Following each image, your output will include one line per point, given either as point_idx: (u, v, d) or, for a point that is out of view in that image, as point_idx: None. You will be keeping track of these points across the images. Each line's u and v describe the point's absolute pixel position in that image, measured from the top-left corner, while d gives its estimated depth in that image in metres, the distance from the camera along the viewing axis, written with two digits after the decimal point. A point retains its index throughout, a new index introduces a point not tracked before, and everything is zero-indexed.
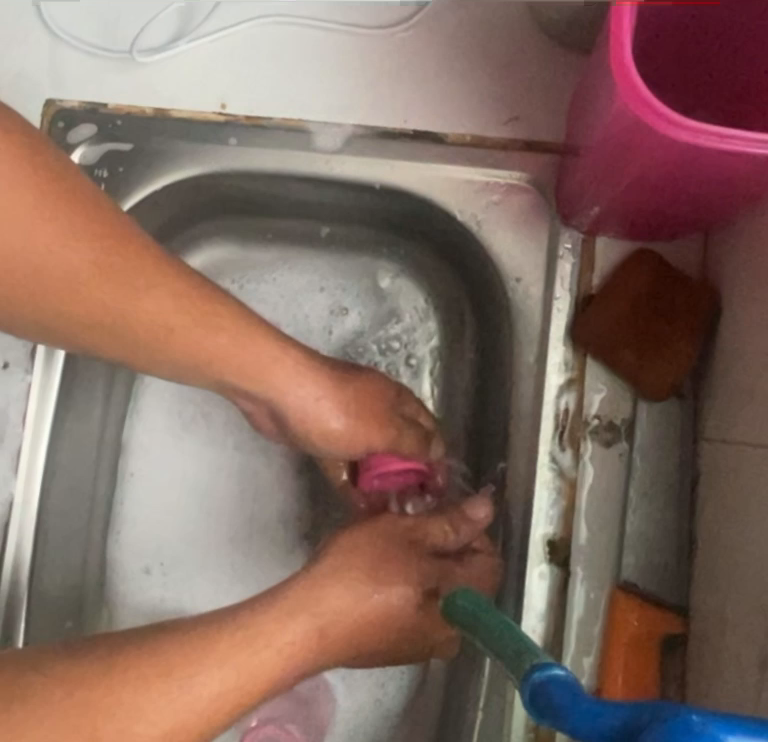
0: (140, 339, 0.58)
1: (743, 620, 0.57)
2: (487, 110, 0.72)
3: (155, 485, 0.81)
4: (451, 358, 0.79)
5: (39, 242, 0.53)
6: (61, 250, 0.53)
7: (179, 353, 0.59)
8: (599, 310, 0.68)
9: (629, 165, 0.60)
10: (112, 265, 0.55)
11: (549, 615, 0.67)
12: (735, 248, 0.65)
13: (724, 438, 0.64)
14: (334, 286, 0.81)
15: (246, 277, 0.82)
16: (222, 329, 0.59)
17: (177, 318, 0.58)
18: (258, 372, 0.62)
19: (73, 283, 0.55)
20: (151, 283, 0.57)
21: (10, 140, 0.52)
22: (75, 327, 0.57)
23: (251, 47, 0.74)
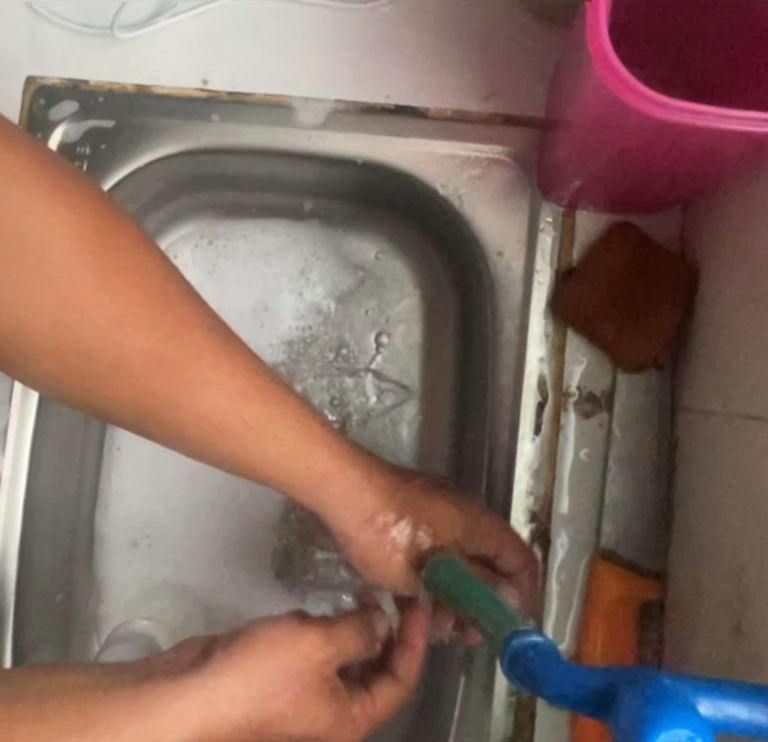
0: (177, 419, 0.56)
1: (718, 584, 0.59)
2: (467, 84, 0.72)
3: (141, 457, 0.82)
4: (424, 340, 0.80)
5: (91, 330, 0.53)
6: (115, 337, 0.53)
7: (235, 453, 0.57)
8: (579, 284, 0.69)
9: (607, 139, 0.60)
10: (166, 349, 0.54)
11: (530, 585, 0.69)
12: (712, 219, 0.66)
13: (701, 408, 0.65)
14: (308, 247, 0.82)
15: (215, 232, 0.82)
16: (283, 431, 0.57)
17: (224, 410, 0.55)
18: (293, 465, 0.58)
19: (80, 323, 0.53)
20: (158, 333, 0.53)
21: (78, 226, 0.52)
22: (118, 398, 0.55)
23: (233, 23, 0.74)
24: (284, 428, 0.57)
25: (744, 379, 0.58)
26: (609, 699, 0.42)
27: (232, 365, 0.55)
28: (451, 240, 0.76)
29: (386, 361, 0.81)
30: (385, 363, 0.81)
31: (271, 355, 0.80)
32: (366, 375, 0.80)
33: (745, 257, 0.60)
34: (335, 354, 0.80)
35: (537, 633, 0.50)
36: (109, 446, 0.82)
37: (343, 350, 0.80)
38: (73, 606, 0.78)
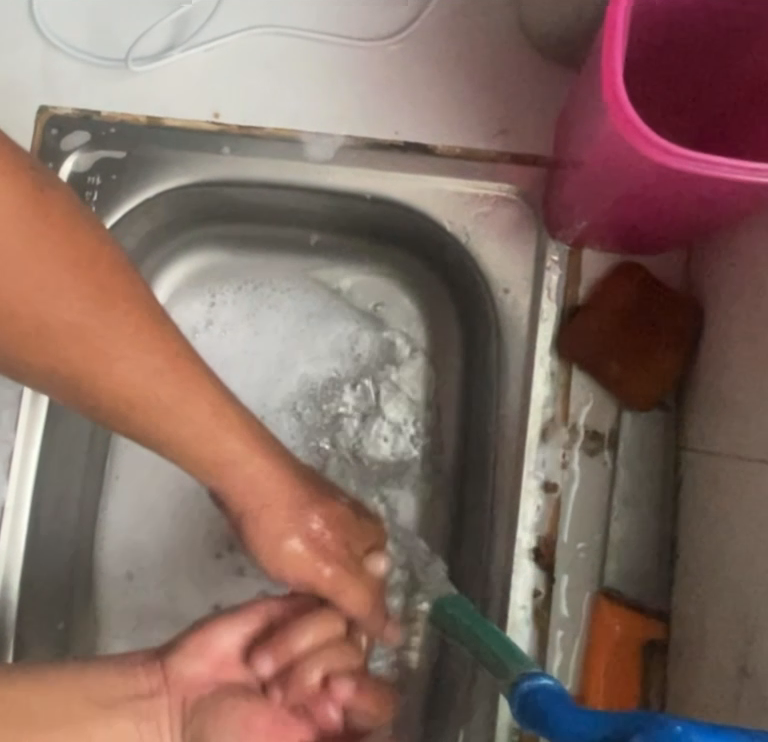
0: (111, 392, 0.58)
1: (723, 627, 0.59)
2: (474, 123, 0.73)
3: (140, 483, 0.82)
4: (436, 381, 0.81)
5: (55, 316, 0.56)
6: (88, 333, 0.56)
7: (153, 426, 0.60)
8: (587, 322, 0.69)
9: (617, 180, 0.61)
10: (124, 354, 0.57)
11: (535, 623, 0.69)
12: (718, 260, 0.66)
13: (705, 447, 0.65)
14: (336, 291, 0.83)
15: (259, 280, 0.83)
16: (219, 427, 0.61)
17: (163, 394, 0.58)
18: (222, 448, 0.61)
19: (44, 325, 0.56)
20: (147, 349, 0.58)
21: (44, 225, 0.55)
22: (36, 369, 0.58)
23: (244, 56, 0.75)
24: (225, 435, 0.61)
25: (749, 420, 0.59)
26: None
27: (180, 367, 0.59)
28: (466, 290, 0.76)
29: (401, 414, 0.81)
30: (411, 407, 0.81)
31: (301, 409, 0.81)
32: (393, 424, 0.81)
33: (751, 300, 0.61)
34: (352, 409, 0.81)
35: (547, 676, 0.50)
36: (109, 477, 0.81)
37: (372, 401, 0.81)
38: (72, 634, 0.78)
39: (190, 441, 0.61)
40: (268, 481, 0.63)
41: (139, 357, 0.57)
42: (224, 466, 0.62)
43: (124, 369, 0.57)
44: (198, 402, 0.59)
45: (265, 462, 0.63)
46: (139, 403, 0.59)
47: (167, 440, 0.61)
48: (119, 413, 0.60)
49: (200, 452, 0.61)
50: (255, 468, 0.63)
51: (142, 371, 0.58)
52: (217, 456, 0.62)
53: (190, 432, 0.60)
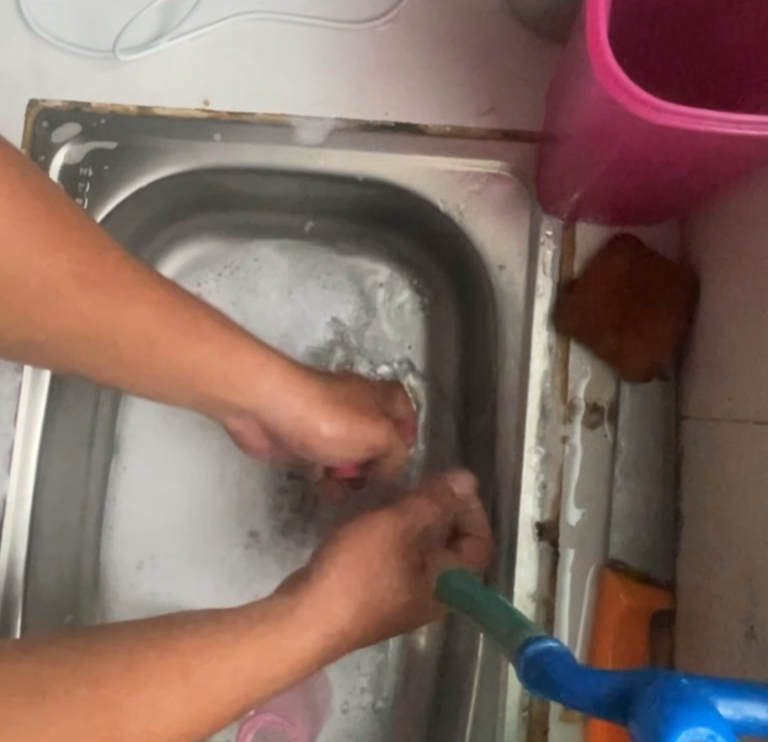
0: (111, 344, 0.57)
1: (729, 591, 0.59)
2: (464, 100, 0.73)
3: (141, 472, 0.82)
4: (433, 361, 0.81)
5: (46, 278, 0.53)
6: (81, 288, 0.54)
7: (165, 374, 0.60)
8: (583, 296, 0.69)
9: (606, 149, 0.61)
10: (128, 308, 0.56)
11: (542, 598, 0.69)
12: (712, 228, 0.66)
13: (706, 414, 0.65)
14: (331, 277, 0.83)
15: (237, 261, 0.83)
16: (226, 354, 0.61)
17: (158, 331, 0.58)
18: (160, 338, 0.58)
19: (47, 293, 0.54)
20: (147, 295, 0.57)
21: (12, 185, 0.51)
22: (48, 341, 0.56)
23: (232, 44, 0.75)
24: (233, 367, 0.61)
25: (748, 381, 0.59)
26: (627, 703, 0.42)
27: (176, 307, 0.58)
28: (462, 273, 0.77)
29: (402, 387, 0.81)
30: (410, 387, 0.81)
31: None
32: None
33: (745, 263, 0.61)
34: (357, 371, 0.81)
35: (553, 639, 0.50)
36: (115, 468, 0.81)
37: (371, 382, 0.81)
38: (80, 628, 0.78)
39: (199, 377, 0.61)
40: (221, 369, 0.61)
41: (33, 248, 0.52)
42: (234, 387, 0.62)
43: (130, 321, 0.56)
44: (207, 338, 0.60)
45: (209, 348, 0.60)
46: (155, 357, 0.59)
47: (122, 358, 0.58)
48: (28, 334, 0.55)
49: (202, 385, 0.62)
50: (199, 357, 0.60)
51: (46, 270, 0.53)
52: (154, 351, 0.58)
53: (122, 336, 0.57)
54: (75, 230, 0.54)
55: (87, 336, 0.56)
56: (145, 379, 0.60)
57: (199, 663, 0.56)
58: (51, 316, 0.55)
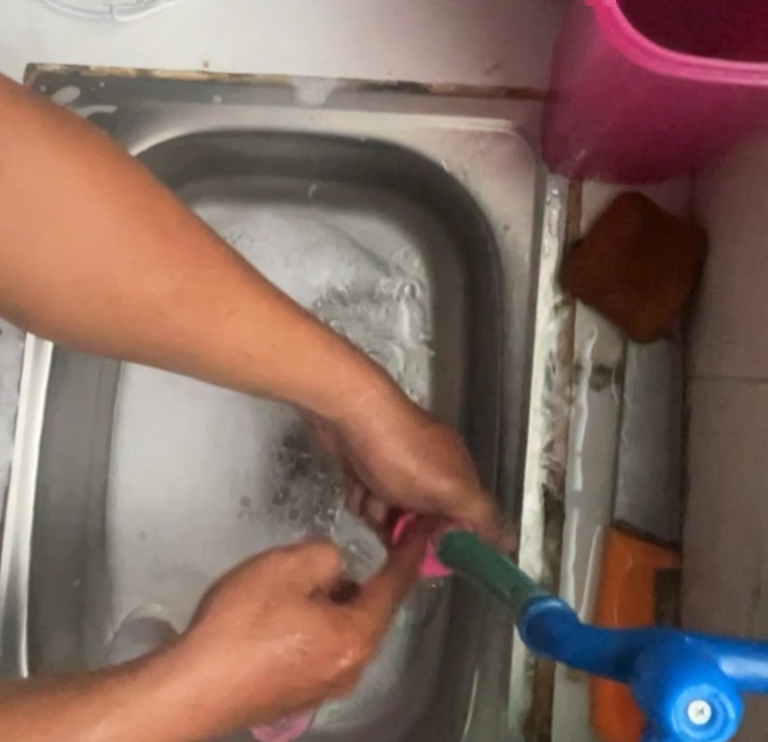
0: (212, 356, 0.55)
1: (736, 551, 0.58)
2: (469, 58, 0.72)
3: (147, 439, 0.82)
4: (439, 325, 0.80)
5: (142, 291, 0.51)
6: (176, 299, 0.52)
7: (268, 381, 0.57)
8: (588, 256, 0.69)
9: (610, 103, 0.59)
10: (231, 321, 0.53)
11: (547, 560, 0.68)
12: (720, 184, 0.65)
13: (714, 373, 0.64)
14: (334, 240, 0.82)
15: (240, 228, 0.82)
16: (326, 365, 0.58)
17: (261, 344, 0.55)
18: (261, 354, 0.55)
19: (149, 305, 0.51)
20: (252, 306, 0.54)
21: (114, 200, 0.50)
22: (143, 344, 0.54)
23: (232, 4, 0.74)
24: (332, 382, 0.58)
25: (757, 339, 0.58)
26: (629, 664, 0.42)
27: (281, 314, 0.55)
28: (469, 239, 0.76)
29: (408, 352, 0.80)
30: (416, 352, 0.80)
31: None
32: (398, 368, 0.80)
33: (753, 219, 0.60)
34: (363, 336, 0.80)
35: (555, 599, 0.49)
36: (119, 437, 0.81)
37: (376, 346, 0.80)
38: (87, 594, 0.78)
39: (298, 387, 0.58)
40: (314, 380, 0.58)
41: (132, 255, 0.50)
42: (327, 398, 0.59)
43: (232, 335, 0.54)
44: (310, 350, 0.57)
45: (310, 363, 0.57)
46: (245, 370, 0.56)
47: (206, 360, 0.55)
48: (120, 339, 0.53)
49: (305, 394, 0.59)
50: (299, 371, 0.57)
51: (144, 278, 0.51)
52: (252, 363, 0.55)
53: (221, 350, 0.54)
54: (178, 244, 0.51)
55: (185, 346, 0.54)
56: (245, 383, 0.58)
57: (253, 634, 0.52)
58: (144, 326, 0.52)
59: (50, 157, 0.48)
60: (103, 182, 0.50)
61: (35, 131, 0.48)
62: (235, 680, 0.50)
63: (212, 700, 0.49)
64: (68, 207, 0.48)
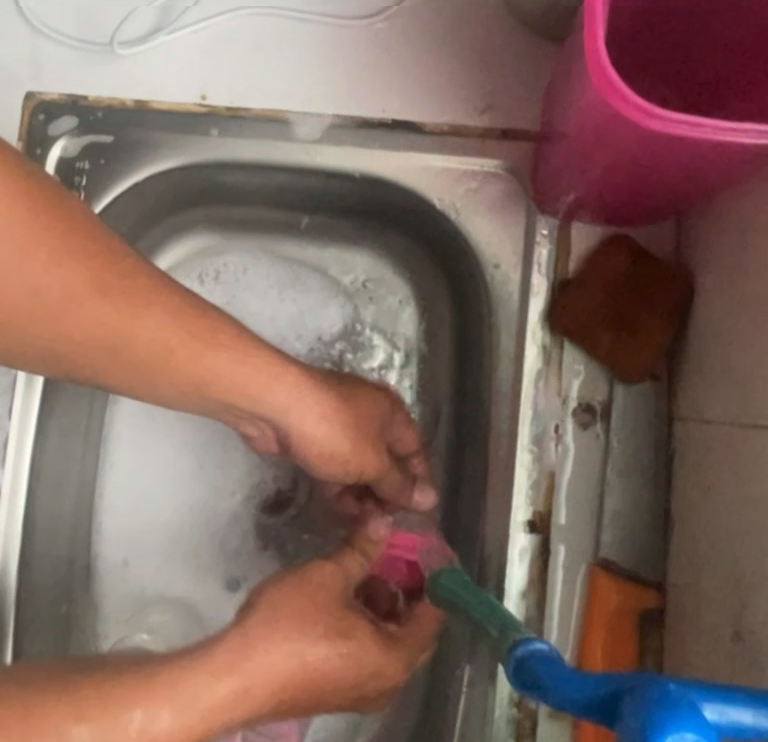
0: (130, 357, 0.54)
1: (719, 593, 0.59)
2: (462, 99, 0.73)
3: (132, 463, 0.82)
4: (429, 359, 0.81)
5: (52, 292, 0.49)
6: (89, 299, 0.50)
7: (180, 382, 0.57)
8: (576, 297, 0.70)
9: (602, 151, 0.61)
10: (145, 319, 0.53)
11: (531, 598, 0.69)
12: (706, 229, 0.66)
13: (698, 416, 0.65)
14: (324, 275, 0.83)
15: (228, 256, 0.83)
16: (240, 362, 0.57)
17: (174, 338, 0.54)
18: (180, 347, 0.55)
19: (62, 303, 0.50)
20: (159, 308, 0.53)
21: (14, 192, 0.46)
22: (62, 353, 0.52)
23: (231, 39, 0.75)
24: (251, 376, 0.58)
25: (742, 383, 0.59)
26: (615, 709, 0.42)
27: (185, 310, 0.55)
28: (459, 275, 0.77)
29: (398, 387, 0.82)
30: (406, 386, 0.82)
31: None
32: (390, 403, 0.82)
33: (738, 266, 0.61)
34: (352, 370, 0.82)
35: (543, 641, 0.50)
36: (103, 462, 0.81)
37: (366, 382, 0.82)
38: (74, 620, 0.78)
39: (217, 387, 0.58)
40: (230, 378, 0.58)
41: (52, 246, 0.48)
42: (245, 392, 0.59)
43: (149, 335, 0.53)
44: (226, 347, 0.57)
45: (227, 357, 0.57)
46: (159, 371, 0.55)
47: (125, 372, 0.55)
48: (39, 352, 0.52)
49: (228, 394, 0.59)
50: (215, 366, 0.57)
51: (61, 271, 0.49)
52: (173, 359, 0.55)
53: (139, 345, 0.53)
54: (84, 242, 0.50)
55: (99, 351, 0.53)
56: (142, 386, 0.57)
57: (260, 651, 0.54)
58: (57, 332, 0.51)
59: None
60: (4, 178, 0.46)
61: None
62: (231, 690, 0.52)
63: (216, 712, 0.51)
64: None
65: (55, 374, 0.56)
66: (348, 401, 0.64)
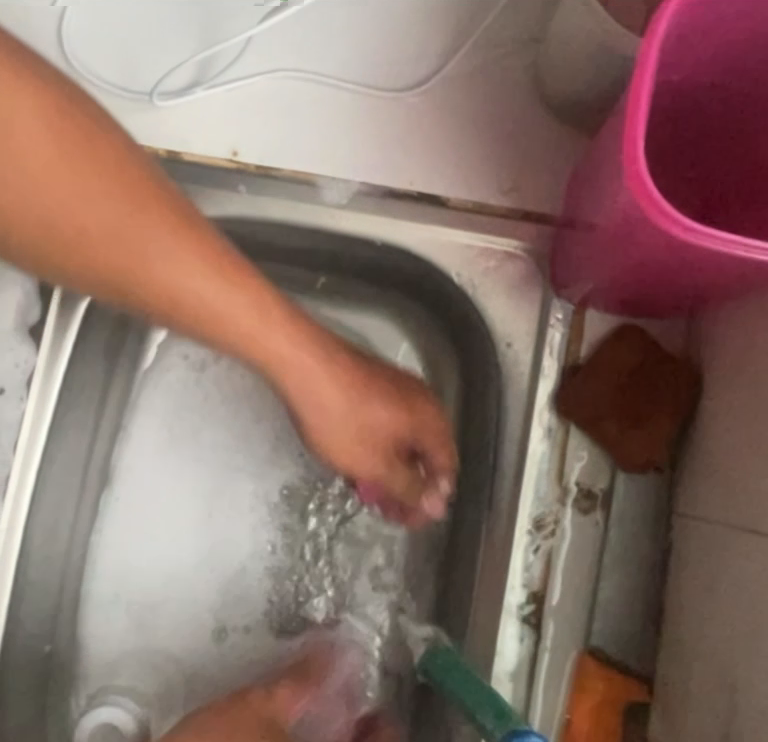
0: (211, 324, 0.62)
1: (707, 696, 0.59)
2: (489, 177, 0.74)
3: (137, 485, 0.80)
4: (439, 428, 0.81)
5: (153, 264, 0.60)
6: (188, 280, 0.60)
7: (260, 361, 0.65)
8: (585, 385, 0.71)
9: (628, 249, 0.61)
10: (223, 303, 0.61)
11: (517, 679, 0.69)
12: (719, 329, 0.67)
13: (698, 513, 0.66)
14: (344, 327, 0.83)
15: None
16: (312, 363, 0.65)
17: (261, 335, 0.63)
18: (260, 338, 0.64)
19: (166, 295, 0.61)
20: (262, 322, 0.63)
21: (126, 189, 0.59)
22: (171, 314, 0.62)
23: (266, 99, 0.76)
24: (327, 388, 0.67)
25: (743, 488, 0.60)
26: None
27: (255, 288, 0.62)
28: (470, 351, 0.78)
29: None
30: None
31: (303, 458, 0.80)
32: None
33: (749, 372, 0.62)
34: None
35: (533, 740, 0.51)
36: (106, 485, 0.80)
37: None
38: (56, 659, 0.79)
39: (286, 387, 0.67)
40: (298, 367, 0.65)
41: (156, 249, 0.59)
42: (300, 386, 0.67)
43: (238, 329, 0.63)
44: (304, 353, 0.65)
45: (302, 372, 0.65)
46: (248, 350, 0.64)
47: (209, 332, 0.63)
48: (126, 299, 0.62)
49: (294, 395, 0.68)
50: (304, 365, 0.65)
51: (154, 247, 0.59)
52: (241, 343, 0.64)
53: (233, 328, 0.63)
54: (193, 237, 0.60)
55: (188, 315, 0.62)
56: (235, 349, 0.65)
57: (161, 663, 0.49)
58: (136, 280, 0.60)
59: (72, 144, 0.58)
60: (118, 171, 0.59)
61: (51, 117, 0.57)
62: None
63: None
64: (87, 197, 0.58)
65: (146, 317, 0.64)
66: (398, 393, 0.70)
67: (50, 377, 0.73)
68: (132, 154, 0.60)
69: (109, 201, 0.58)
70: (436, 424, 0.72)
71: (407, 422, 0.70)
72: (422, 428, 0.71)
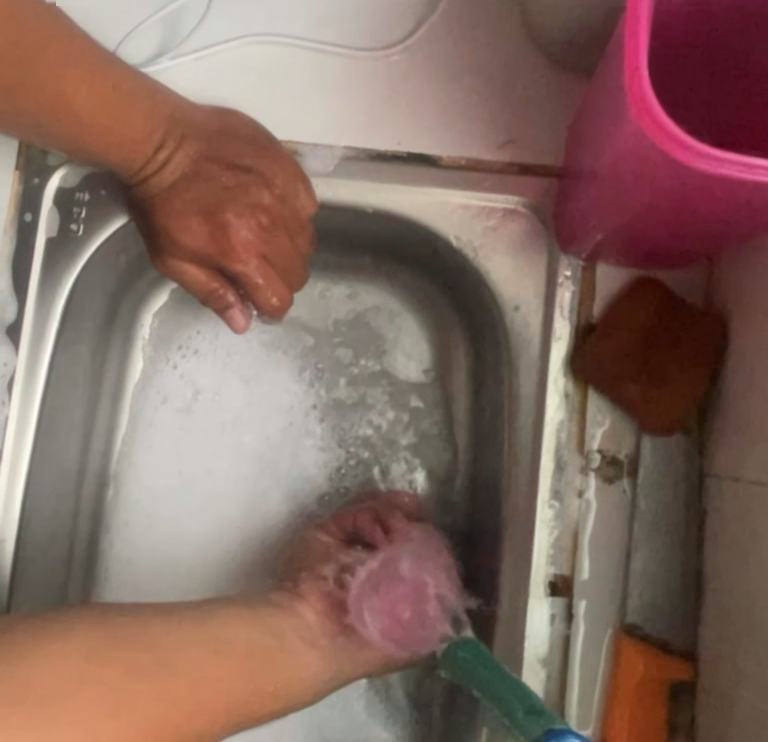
0: (146, 178, 0.66)
1: (757, 671, 0.54)
2: (482, 131, 0.69)
3: (146, 459, 0.79)
4: (444, 394, 0.79)
5: (90, 121, 0.61)
6: (115, 130, 0.62)
7: (164, 204, 0.67)
8: (600, 343, 0.65)
9: (636, 193, 0.56)
10: (155, 156, 0.64)
11: (551, 663, 0.65)
12: (742, 274, 0.62)
13: (733, 474, 0.61)
14: (333, 302, 0.80)
15: None
16: (208, 199, 0.67)
17: (186, 182, 0.66)
18: (179, 184, 0.66)
19: (92, 131, 0.61)
20: (183, 152, 0.65)
21: (82, 54, 0.58)
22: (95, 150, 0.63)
23: (238, 68, 0.71)
24: (207, 207, 0.67)
25: None
26: None
27: (193, 157, 0.66)
28: (474, 313, 0.74)
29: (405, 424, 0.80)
30: (426, 424, 0.79)
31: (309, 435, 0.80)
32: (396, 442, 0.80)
33: None
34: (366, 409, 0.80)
35: None
36: (119, 464, 0.78)
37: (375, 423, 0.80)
38: None
39: (191, 239, 0.67)
40: (195, 192, 0.67)
41: (76, 79, 0.58)
42: (190, 214, 0.67)
43: (167, 175, 0.66)
44: (207, 178, 0.67)
45: (201, 189, 0.67)
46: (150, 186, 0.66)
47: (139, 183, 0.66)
48: (74, 144, 0.63)
49: (170, 210, 0.67)
50: (194, 196, 0.67)
51: (77, 50, 0.58)
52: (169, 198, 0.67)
53: (160, 180, 0.66)
54: (131, 96, 0.61)
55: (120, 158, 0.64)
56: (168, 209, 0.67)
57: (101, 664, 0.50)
58: (77, 127, 0.61)
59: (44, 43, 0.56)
60: (79, 60, 0.58)
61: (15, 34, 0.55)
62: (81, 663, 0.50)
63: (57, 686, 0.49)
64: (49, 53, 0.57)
65: (73, 155, 0.65)
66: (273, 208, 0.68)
67: (31, 384, 0.68)
68: (91, 55, 0.59)
69: (57, 47, 0.57)
70: (286, 217, 0.68)
71: (275, 225, 0.68)
72: (263, 230, 0.68)
